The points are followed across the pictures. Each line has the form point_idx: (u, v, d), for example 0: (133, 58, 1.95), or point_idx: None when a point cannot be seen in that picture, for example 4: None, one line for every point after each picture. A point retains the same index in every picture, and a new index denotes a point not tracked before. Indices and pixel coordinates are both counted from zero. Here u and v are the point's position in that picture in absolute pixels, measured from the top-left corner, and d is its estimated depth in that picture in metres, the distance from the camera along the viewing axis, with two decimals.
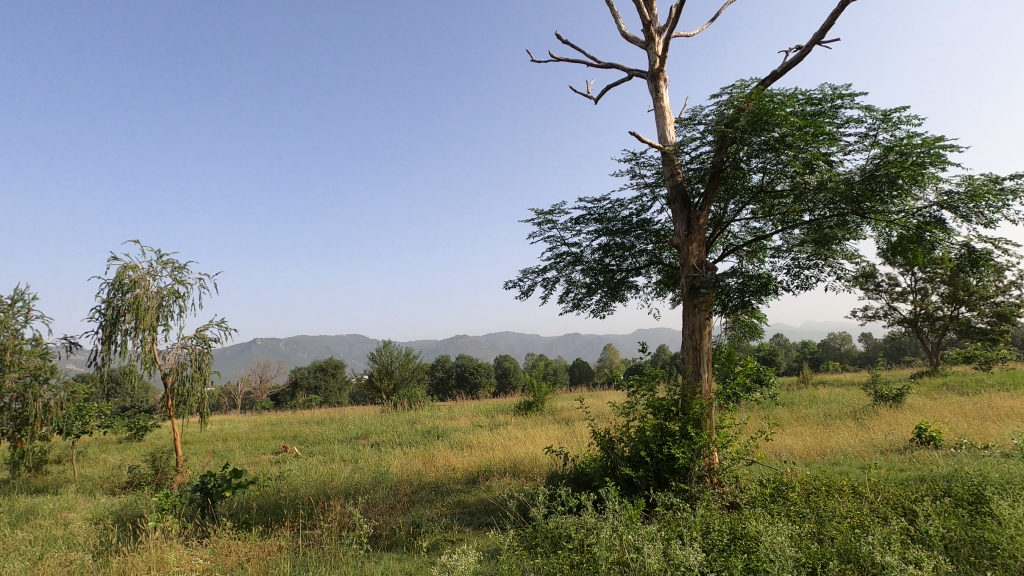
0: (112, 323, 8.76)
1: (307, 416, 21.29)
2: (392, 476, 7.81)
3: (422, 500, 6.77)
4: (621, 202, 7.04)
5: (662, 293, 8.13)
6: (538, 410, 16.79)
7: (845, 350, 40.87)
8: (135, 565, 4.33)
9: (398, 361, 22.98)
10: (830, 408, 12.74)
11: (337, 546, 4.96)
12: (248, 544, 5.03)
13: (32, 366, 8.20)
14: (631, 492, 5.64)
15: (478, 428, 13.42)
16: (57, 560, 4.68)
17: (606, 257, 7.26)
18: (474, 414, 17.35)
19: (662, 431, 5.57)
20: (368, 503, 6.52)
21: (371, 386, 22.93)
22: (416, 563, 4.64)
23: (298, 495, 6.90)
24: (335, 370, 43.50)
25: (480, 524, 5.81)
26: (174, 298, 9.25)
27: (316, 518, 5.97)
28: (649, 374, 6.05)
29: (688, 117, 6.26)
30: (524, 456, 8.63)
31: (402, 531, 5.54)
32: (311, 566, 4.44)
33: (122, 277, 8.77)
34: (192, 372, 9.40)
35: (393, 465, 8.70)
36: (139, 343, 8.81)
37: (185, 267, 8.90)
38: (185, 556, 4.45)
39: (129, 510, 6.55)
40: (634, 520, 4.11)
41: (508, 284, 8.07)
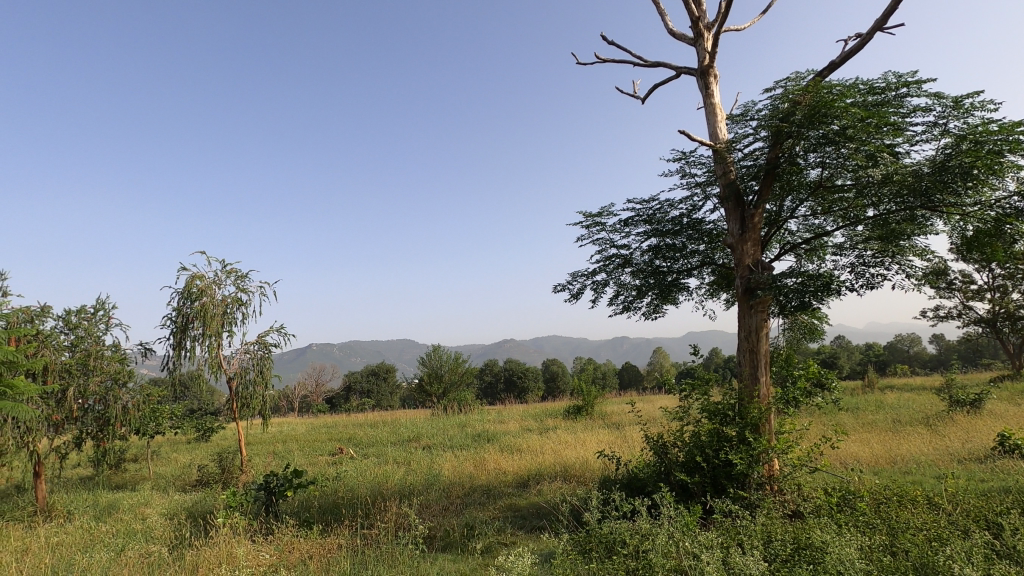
0: (181, 330, 9.30)
1: (360, 419, 21.86)
2: (444, 479, 7.93)
3: (474, 502, 6.82)
4: (671, 203, 6.92)
5: (716, 294, 7.93)
6: (588, 414, 16.64)
7: (914, 353, 38.52)
8: (207, 558, 4.58)
9: (448, 365, 23.29)
10: (901, 414, 12.02)
11: (393, 546, 5.06)
12: (310, 542, 5.21)
13: (112, 371, 8.78)
14: (687, 498, 5.50)
15: (527, 431, 13.44)
16: (137, 552, 4.99)
17: (656, 258, 7.14)
18: (524, 418, 17.38)
19: (719, 436, 5.42)
20: (423, 505, 6.63)
21: (422, 390, 23.36)
22: (471, 565, 4.67)
23: (355, 495, 7.12)
24: (386, 374, 44.53)
25: (533, 528, 5.81)
26: (238, 306, 9.69)
27: (373, 518, 6.14)
28: (702, 377, 5.89)
29: (740, 113, 6.10)
30: (575, 460, 8.57)
31: (457, 533, 5.61)
32: (370, 564, 4.55)
33: (190, 286, 9.30)
34: (255, 376, 9.84)
35: (445, 468, 8.83)
36: (207, 349, 9.31)
37: (247, 276, 9.33)
38: (252, 552, 4.66)
39: (200, 506, 6.92)
40: (691, 527, 4.02)
41: (558, 287, 8.08)
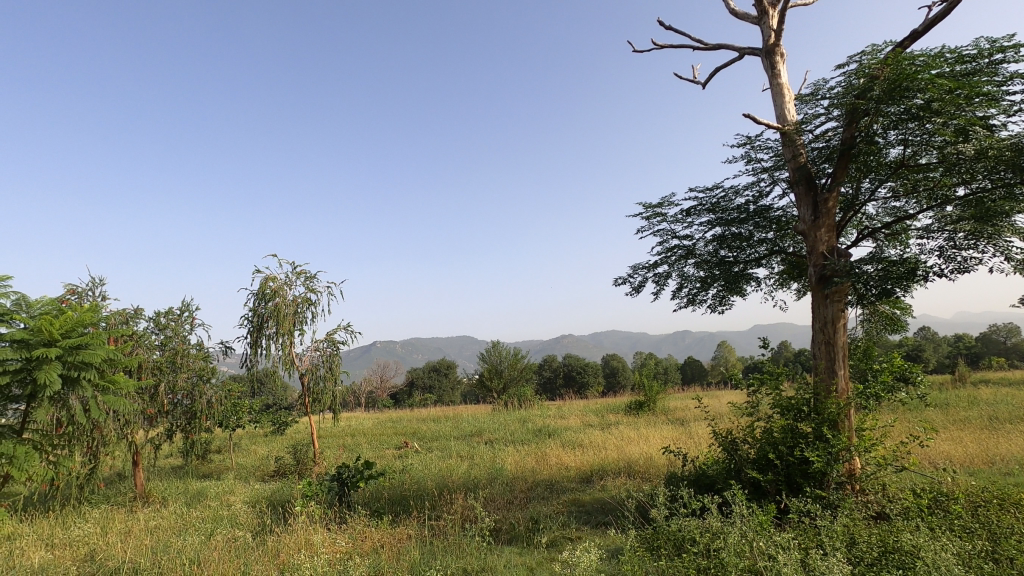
0: (258, 328, 9.85)
1: (423, 414, 22.43)
2: (507, 473, 8.01)
3: (538, 497, 6.85)
4: (736, 190, 6.66)
5: (786, 284, 7.58)
6: (651, 409, 16.32)
7: (1012, 344, 35.27)
8: (287, 545, 4.83)
9: (507, 361, 23.47)
10: (998, 411, 11.05)
11: (460, 538, 5.15)
12: (381, 532, 5.40)
13: (197, 368, 9.45)
14: (760, 496, 5.30)
15: (589, 427, 13.35)
16: (224, 536, 5.35)
17: (721, 248, 6.91)
18: (584, 413, 17.26)
19: (792, 433, 5.18)
20: (487, 498, 6.73)
21: (482, 386, 23.66)
22: (537, 559, 4.69)
23: (422, 487, 7.32)
24: (447, 371, 45.38)
25: (598, 523, 5.77)
26: (308, 306, 10.15)
27: (440, 510, 6.29)
28: (772, 371, 5.64)
29: (810, 92, 5.78)
30: (638, 456, 8.44)
31: (522, 527, 5.65)
32: (438, 554, 4.67)
33: (264, 287, 9.83)
34: (325, 372, 10.29)
35: (507, 462, 8.90)
36: (281, 347, 9.81)
37: (315, 276, 9.73)
38: (328, 540, 4.90)
39: (279, 495, 7.32)
40: (766, 526, 3.86)
41: (618, 281, 7.97)
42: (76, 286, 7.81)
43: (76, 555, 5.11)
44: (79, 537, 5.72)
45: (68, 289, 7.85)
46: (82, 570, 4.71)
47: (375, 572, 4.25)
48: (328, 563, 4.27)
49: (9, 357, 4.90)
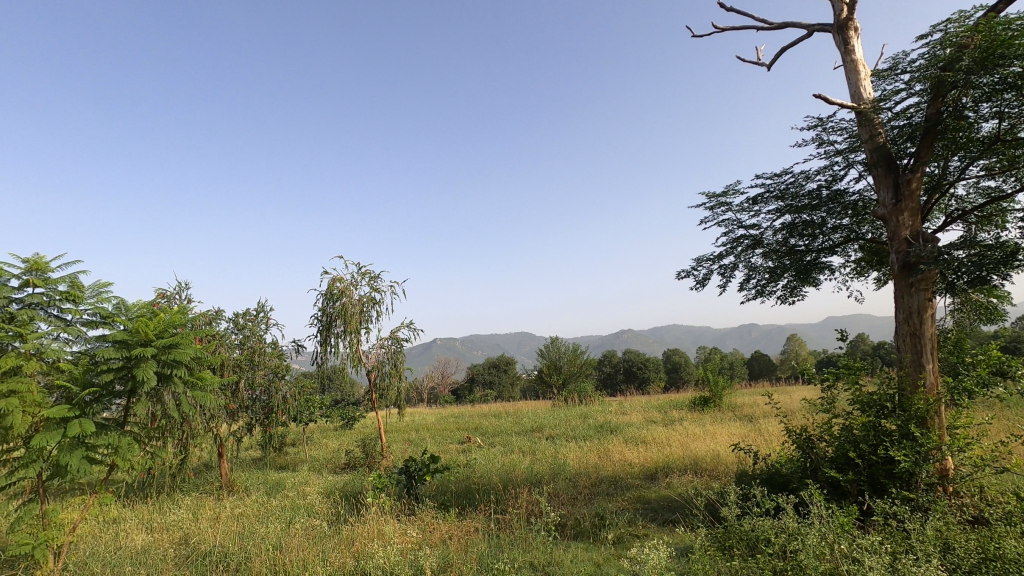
0: (327, 327, 10.29)
1: (483, 410, 22.70)
2: (570, 468, 7.99)
3: (602, 493, 6.80)
4: (807, 175, 6.33)
5: (864, 272, 7.15)
6: (716, 405, 15.81)
7: None
8: (360, 535, 5.02)
9: (566, 356, 23.36)
10: None
11: (526, 532, 5.20)
12: (448, 524, 5.53)
13: (272, 365, 10.00)
14: (840, 497, 5.03)
15: (651, 423, 13.10)
16: (303, 524, 5.65)
17: (791, 236, 6.60)
18: (647, 409, 16.93)
19: (875, 430, 4.88)
20: (551, 493, 6.75)
21: (542, 382, 23.69)
22: (604, 555, 4.66)
23: (486, 481, 7.43)
24: (506, 367, 45.72)
25: (665, 521, 5.66)
26: (373, 305, 10.50)
27: (505, 504, 6.36)
28: (851, 365, 5.33)
29: (888, 67, 5.41)
30: (705, 453, 8.21)
31: (587, 522, 5.64)
32: (505, 548, 4.73)
33: (332, 287, 10.26)
34: (390, 369, 10.62)
35: (570, 458, 8.89)
36: (349, 344, 10.22)
37: (379, 276, 10.05)
38: (398, 530, 5.08)
39: (351, 487, 7.64)
40: (848, 528, 3.67)
41: (682, 274, 7.79)
42: (165, 290, 8.47)
43: (172, 538, 5.54)
44: (175, 522, 6.20)
45: (159, 293, 8.51)
46: (179, 552, 5.09)
47: (444, 563, 4.36)
48: (400, 553, 4.42)
49: (112, 356, 5.36)
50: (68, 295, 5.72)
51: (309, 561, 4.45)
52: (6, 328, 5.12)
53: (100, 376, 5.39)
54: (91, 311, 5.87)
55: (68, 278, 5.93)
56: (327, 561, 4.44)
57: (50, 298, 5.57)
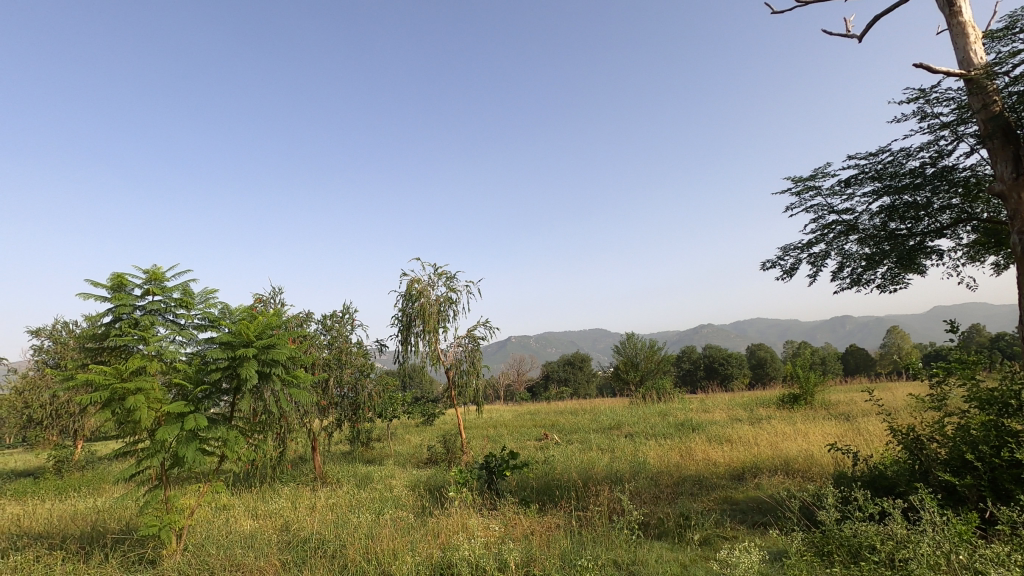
0: (407, 327, 10.69)
1: (559, 407, 22.67)
2: (651, 467, 7.82)
3: (687, 492, 6.60)
4: (908, 152, 5.82)
5: (980, 256, 6.47)
6: (808, 403, 14.89)
7: None
8: (445, 528, 5.18)
9: (643, 353, 22.86)
10: None
11: (608, 530, 5.16)
12: (530, 519, 5.58)
13: (358, 364, 10.52)
14: (956, 503, 4.59)
15: (736, 421, 12.54)
16: (391, 516, 5.91)
17: (891, 220, 6.10)
18: (731, 406, 16.23)
19: (996, 430, 4.41)
20: (633, 491, 6.63)
21: (618, 378, 23.32)
22: (691, 556, 4.53)
23: (566, 478, 7.43)
24: (582, 364, 45.37)
25: (755, 523, 5.41)
26: (449, 304, 10.77)
27: (586, 501, 6.33)
28: (965, 359, 4.85)
29: (1004, 27, 4.85)
30: (797, 453, 7.76)
31: (671, 522, 5.50)
32: (588, 545, 4.71)
33: (411, 288, 10.64)
34: (468, 366, 10.86)
35: (650, 456, 8.70)
36: (428, 344, 10.56)
37: (455, 276, 10.31)
38: (481, 524, 5.20)
39: (434, 481, 7.90)
40: (967, 538, 3.34)
41: (767, 264, 7.42)
42: (262, 295, 9.15)
43: (275, 525, 5.98)
44: (277, 510, 6.69)
45: (257, 298, 9.20)
46: (282, 538, 5.48)
47: (528, 557, 4.39)
48: (484, 547, 4.51)
49: (219, 357, 5.85)
50: (181, 302, 6.32)
51: (398, 551, 4.64)
52: (131, 333, 5.73)
53: (210, 375, 5.90)
54: (201, 316, 6.43)
55: (181, 287, 6.53)
56: (415, 551, 4.63)
57: (167, 305, 6.18)
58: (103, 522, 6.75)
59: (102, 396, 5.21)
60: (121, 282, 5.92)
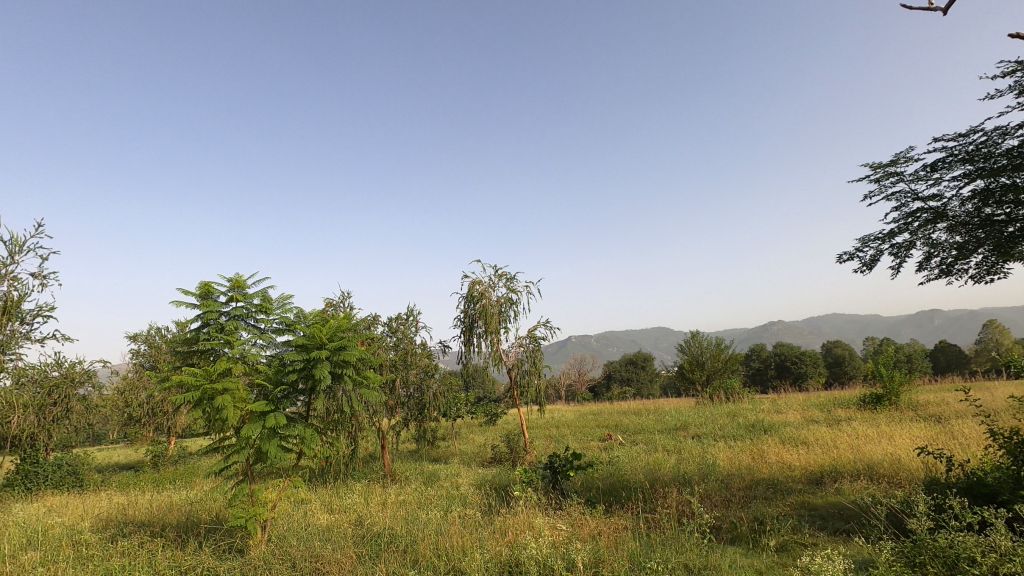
0: (469, 328, 10.88)
1: (622, 407, 22.30)
2: (721, 469, 7.56)
3: (760, 496, 6.33)
4: (1004, 130, 5.34)
5: None
6: (892, 404, 13.93)
7: None
8: (512, 526, 5.24)
9: (709, 352, 22.10)
10: None
11: (678, 533, 5.05)
12: (597, 520, 5.53)
13: (423, 364, 10.80)
14: None
15: (813, 423, 11.91)
16: (459, 513, 6.04)
17: (985, 205, 5.63)
18: (806, 407, 15.42)
19: None
20: (703, 494, 6.44)
21: (684, 378, 22.67)
22: (767, 562, 4.35)
23: (631, 479, 7.31)
24: (645, 363, 44.41)
25: (837, 530, 5.12)
26: (510, 305, 10.86)
27: (654, 503, 6.21)
28: None
29: None
30: (882, 457, 7.28)
31: (745, 526, 5.30)
32: (657, 548, 4.63)
33: (473, 290, 10.82)
34: (529, 367, 10.90)
35: (720, 458, 8.41)
36: (490, 344, 10.69)
37: (515, 277, 10.39)
38: (548, 524, 5.21)
39: (499, 480, 7.99)
40: None
41: (844, 256, 7.02)
42: (332, 299, 9.58)
43: (349, 520, 6.24)
44: (350, 505, 6.99)
45: (328, 302, 9.65)
46: (356, 532, 5.72)
47: (596, 558, 4.37)
48: (551, 546, 4.52)
49: (295, 359, 6.18)
50: (260, 308, 6.71)
51: (467, 548, 4.74)
52: (218, 337, 6.16)
53: (288, 376, 6.24)
54: (279, 319, 6.81)
55: (261, 293, 6.95)
56: (483, 548, 4.70)
57: (248, 310, 6.58)
58: (195, 513, 7.27)
59: (193, 396, 5.63)
60: (208, 290, 6.39)
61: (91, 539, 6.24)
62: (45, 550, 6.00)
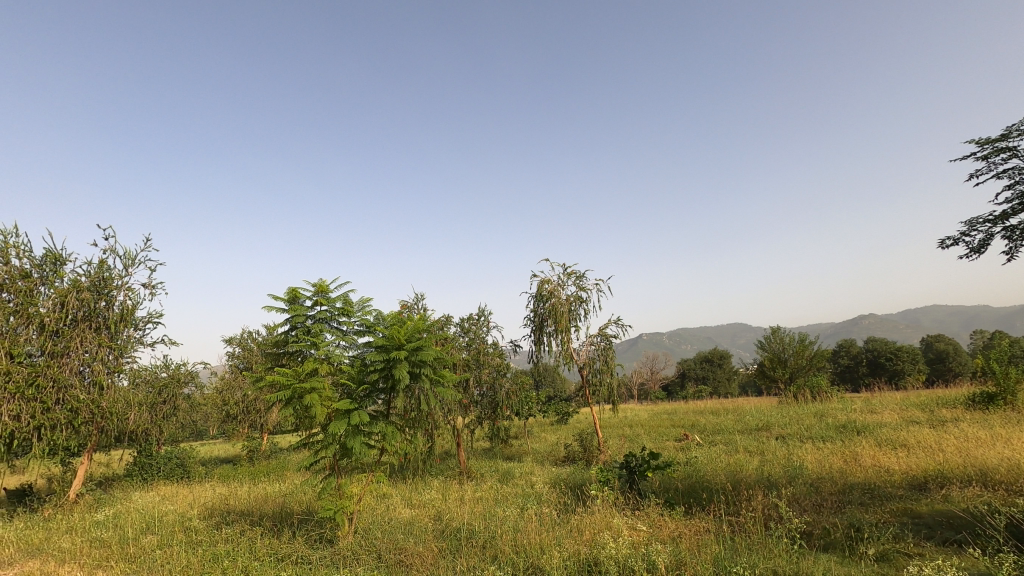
0: (540, 327, 10.92)
1: (698, 407, 21.55)
2: (809, 472, 7.15)
3: (856, 501, 5.93)
4: None
5: None
6: (1008, 404, 12.60)
7: None
8: (589, 525, 5.22)
9: (792, 348, 20.96)
10: None
11: (765, 538, 4.82)
12: (677, 522, 5.39)
13: (495, 364, 10.95)
14: None
15: (913, 423, 11.00)
16: (535, 511, 6.08)
17: None
18: (905, 408, 14.25)
19: None
20: (791, 498, 6.12)
21: (765, 376, 21.59)
22: (866, 572, 4.07)
23: (712, 480, 7.07)
24: (721, 361, 42.67)
25: (945, 541, 4.70)
26: (580, 303, 10.79)
27: (738, 506, 5.97)
28: None
29: None
30: (998, 462, 6.60)
31: (839, 533, 4.98)
32: (743, 552, 4.45)
33: (542, 289, 10.85)
34: (601, 365, 10.78)
35: (808, 460, 7.96)
36: (560, 343, 10.67)
37: (584, 275, 10.32)
38: (626, 524, 5.15)
39: (574, 479, 7.96)
40: None
41: (948, 241, 6.45)
42: (408, 302, 9.92)
43: (429, 515, 6.44)
44: (429, 500, 7.22)
45: (404, 304, 10.00)
46: (436, 527, 5.89)
47: (678, 560, 4.27)
48: (631, 546, 4.47)
49: (376, 359, 6.46)
50: (342, 311, 7.07)
51: (545, 546, 4.76)
52: (305, 339, 6.57)
53: (369, 375, 6.54)
54: (360, 322, 7.15)
55: (343, 297, 7.32)
56: (561, 547, 4.71)
57: (332, 314, 6.95)
58: (289, 504, 7.77)
59: (285, 394, 6.03)
60: (296, 295, 6.80)
61: (199, 526, 6.83)
62: (161, 535, 6.61)
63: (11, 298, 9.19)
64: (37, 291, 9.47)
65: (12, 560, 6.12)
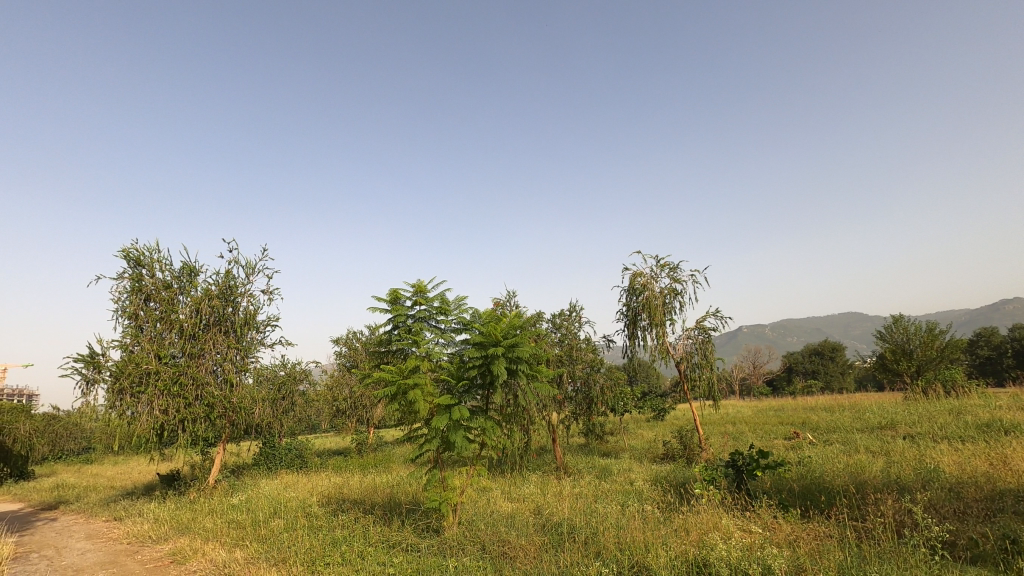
0: (634, 321, 10.69)
1: (808, 403, 20.12)
2: (946, 475, 6.44)
3: (1009, 510, 5.24)
4: None
5: None
6: None
7: None
8: (697, 525, 5.05)
9: (918, 339, 19.05)
10: None
11: (897, 547, 4.40)
12: (794, 526, 5.06)
13: (588, 359, 10.86)
14: None
15: None
16: (636, 508, 5.96)
17: None
18: None
19: None
20: (927, 504, 5.52)
21: (887, 370, 19.73)
22: None
23: (829, 482, 6.56)
24: (834, 354, 39.49)
25: None
26: (676, 296, 10.41)
27: (864, 511, 5.48)
28: None
29: None
30: None
31: (990, 545, 4.43)
32: (873, 561, 4.10)
33: (635, 282, 10.59)
34: (700, 359, 10.35)
35: (944, 462, 7.15)
36: (656, 337, 10.38)
37: (678, 266, 9.96)
38: (737, 526, 4.91)
39: (676, 477, 7.72)
40: None
41: None
42: (501, 299, 10.10)
43: (530, 508, 6.52)
44: (529, 494, 7.31)
45: (496, 302, 10.19)
46: (537, 521, 5.95)
47: (797, 566, 4.01)
48: (744, 549, 4.26)
49: (474, 355, 6.63)
50: (440, 310, 7.33)
51: (650, 544, 4.66)
52: (407, 338, 6.89)
53: (468, 371, 6.73)
54: (458, 320, 7.38)
55: (441, 297, 7.58)
56: (667, 546, 4.59)
57: (430, 313, 7.22)
58: (396, 494, 8.21)
59: (391, 390, 6.37)
60: (398, 296, 7.13)
61: (319, 512, 7.40)
62: (287, 519, 7.25)
63: (157, 306, 10.47)
64: (177, 300, 10.70)
65: (167, 536, 6.98)
